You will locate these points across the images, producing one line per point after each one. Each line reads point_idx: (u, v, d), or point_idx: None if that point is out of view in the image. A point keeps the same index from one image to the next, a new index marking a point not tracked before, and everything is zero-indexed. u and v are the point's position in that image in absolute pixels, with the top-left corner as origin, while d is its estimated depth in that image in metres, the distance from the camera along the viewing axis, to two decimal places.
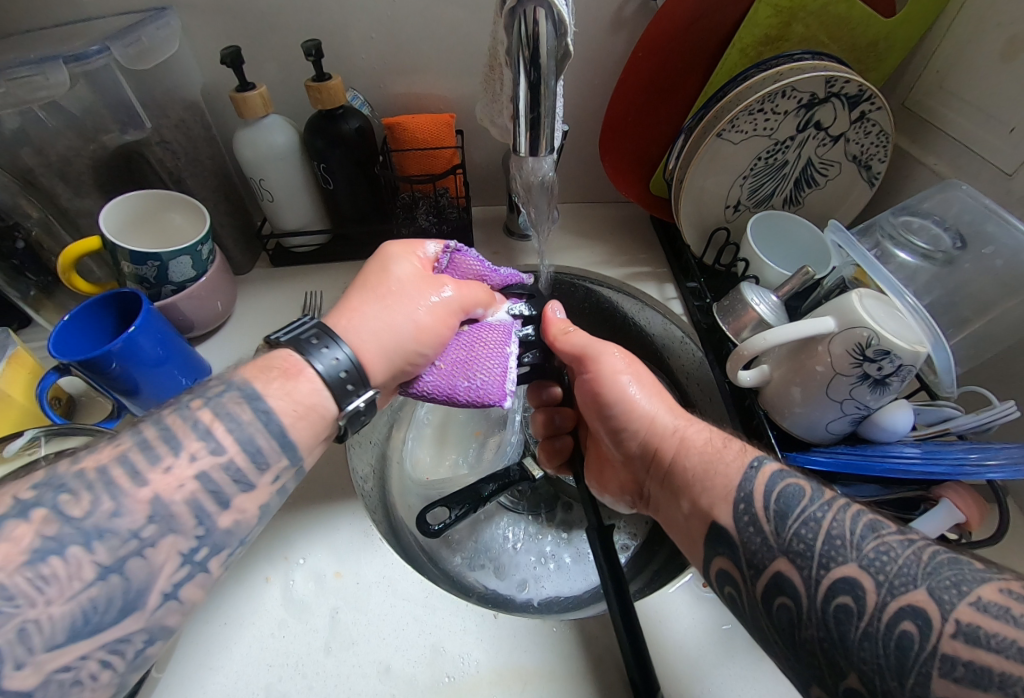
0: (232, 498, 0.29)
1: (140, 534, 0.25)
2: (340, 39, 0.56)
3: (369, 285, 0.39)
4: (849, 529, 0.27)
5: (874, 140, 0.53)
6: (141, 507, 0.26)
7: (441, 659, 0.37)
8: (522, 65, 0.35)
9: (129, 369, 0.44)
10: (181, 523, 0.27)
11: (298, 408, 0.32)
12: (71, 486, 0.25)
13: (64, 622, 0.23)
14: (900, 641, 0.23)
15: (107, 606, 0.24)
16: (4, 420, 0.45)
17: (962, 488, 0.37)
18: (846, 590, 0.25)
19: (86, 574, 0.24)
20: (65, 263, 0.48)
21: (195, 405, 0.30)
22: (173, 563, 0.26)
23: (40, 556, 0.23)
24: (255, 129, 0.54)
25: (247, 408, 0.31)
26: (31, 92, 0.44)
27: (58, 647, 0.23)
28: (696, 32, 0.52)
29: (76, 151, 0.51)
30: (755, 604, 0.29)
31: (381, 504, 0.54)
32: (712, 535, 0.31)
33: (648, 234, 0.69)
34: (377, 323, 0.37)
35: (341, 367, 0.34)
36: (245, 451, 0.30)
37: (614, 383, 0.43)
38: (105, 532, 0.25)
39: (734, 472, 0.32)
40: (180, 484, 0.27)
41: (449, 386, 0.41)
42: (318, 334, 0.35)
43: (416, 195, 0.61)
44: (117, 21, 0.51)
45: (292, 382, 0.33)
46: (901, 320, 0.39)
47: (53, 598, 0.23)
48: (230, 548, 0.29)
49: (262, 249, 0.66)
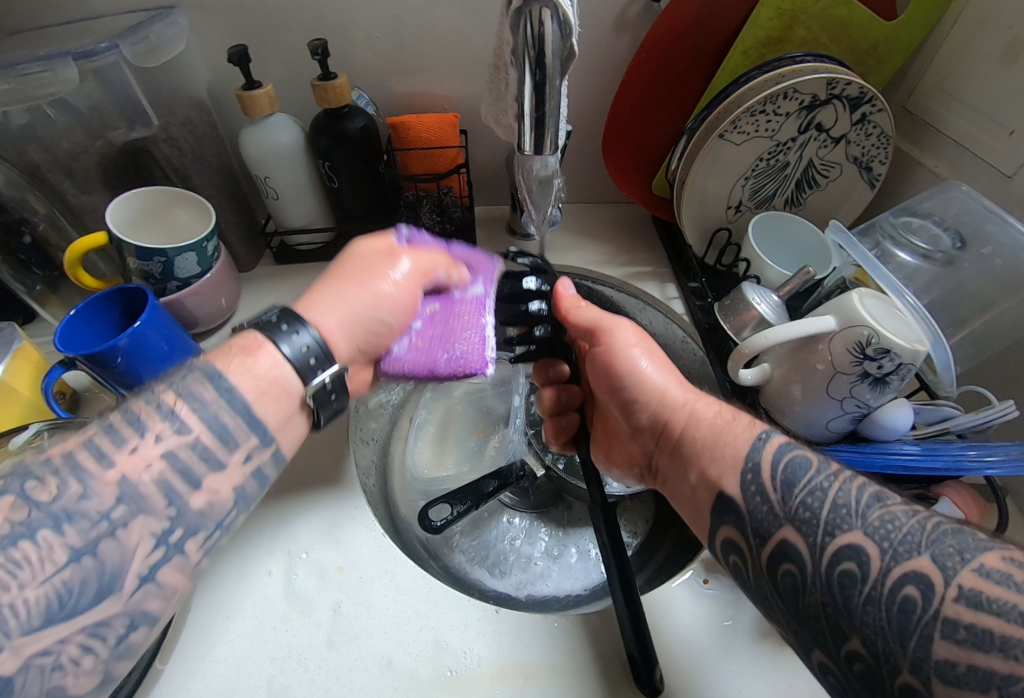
0: (205, 477, 0.28)
1: (110, 516, 0.24)
2: (346, 39, 0.56)
3: (336, 270, 0.40)
4: (855, 498, 0.27)
5: (875, 142, 0.54)
6: (110, 488, 0.25)
7: (443, 654, 0.37)
8: (527, 65, 0.36)
9: (134, 364, 0.44)
10: (152, 503, 0.26)
11: (261, 384, 0.31)
12: (37, 472, 0.24)
13: (39, 606, 0.22)
14: (903, 606, 0.22)
15: (83, 589, 0.23)
16: (8, 414, 0.45)
17: (961, 486, 0.39)
18: (851, 556, 0.24)
19: (58, 557, 0.23)
20: (71, 258, 0.48)
21: (160, 388, 0.29)
22: (147, 544, 0.25)
23: (8, 541, 0.22)
24: (261, 127, 0.55)
25: (210, 386, 0.29)
26: (40, 88, 0.44)
27: (34, 632, 0.22)
28: (699, 34, 0.53)
29: (83, 147, 0.51)
30: (760, 571, 0.29)
31: (383, 501, 0.55)
32: (719, 505, 0.32)
33: (650, 234, 0.69)
34: (335, 302, 0.37)
35: (307, 348, 0.33)
36: (212, 430, 0.29)
37: (627, 356, 0.43)
38: (74, 514, 0.24)
39: (743, 443, 0.33)
40: (148, 463, 0.26)
41: (429, 361, 0.41)
42: (283, 316, 0.33)
43: (419, 195, 0.62)
44: (126, 19, 0.52)
45: (252, 358, 0.31)
46: (900, 318, 0.39)
47: (26, 582, 0.22)
48: (207, 530, 0.28)
49: (266, 247, 0.67)
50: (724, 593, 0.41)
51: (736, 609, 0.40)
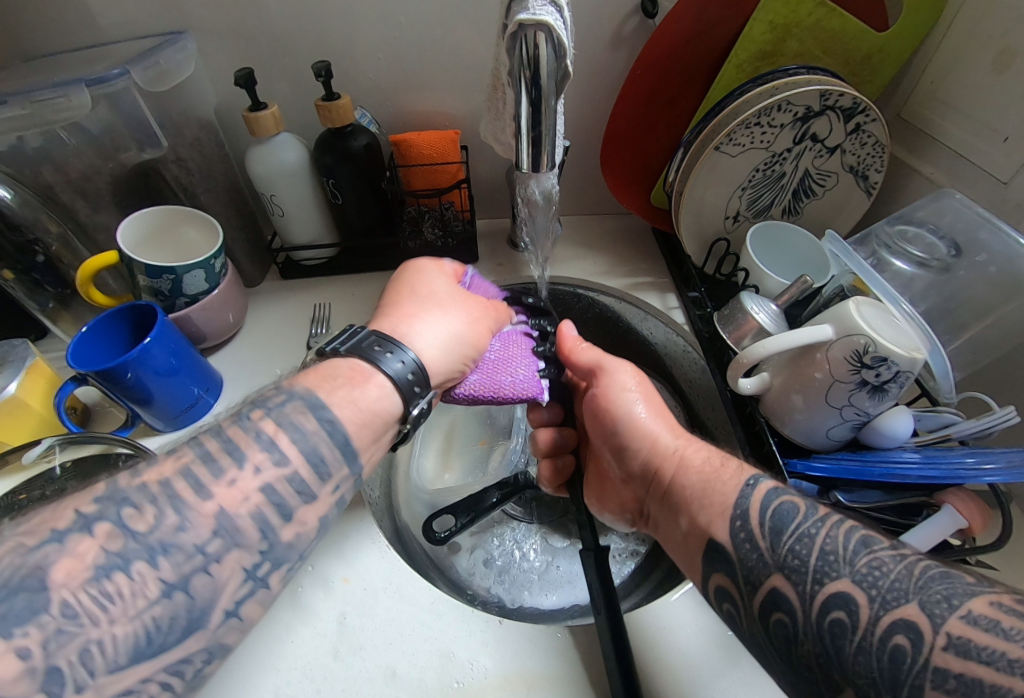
0: (295, 510, 0.29)
1: (205, 549, 0.25)
2: (348, 60, 0.58)
3: (412, 292, 0.43)
4: (842, 545, 0.28)
5: (870, 151, 0.54)
6: (206, 521, 0.26)
7: (450, 664, 0.37)
8: (524, 85, 0.37)
9: (144, 379, 0.45)
10: (246, 538, 0.27)
11: (361, 416, 0.33)
12: (135, 500, 0.25)
13: (127, 642, 0.23)
14: (894, 656, 0.23)
15: (171, 626, 0.24)
16: (21, 429, 0.46)
17: (964, 492, 0.38)
18: (841, 605, 0.25)
19: (150, 591, 0.24)
20: (84, 276, 0.49)
21: (256, 415, 0.30)
22: (236, 579, 0.26)
23: (104, 572, 0.23)
24: (267, 147, 0.56)
25: (311, 417, 0.31)
26: (55, 113, 0.46)
27: (118, 670, 0.22)
28: (693, 49, 0.54)
29: (95, 169, 0.53)
30: (752, 621, 0.29)
31: (388, 510, 0.55)
32: (710, 552, 0.32)
33: (649, 245, 0.70)
34: (437, 333, 0.40)
35: (409, 372, 0.36)
36: (308, 461, 0.30)
37: (620, 401, 0.44)
38: (170, 547, 0.25)
39: (731, 491, 0.33)
40: (245, 497, 0.27)
41: (495, 385, 0.46)
42: (377, 340, 0.37)
43: (422, 210, 0.64)
44: (136, 45, 0.53)
45: (358, 388, 0.34)
46: (897, 326, 0.39)
47: (116, 617, 0.23)
48: (291, 563, 0.29)
49: (272, 262, 0.68)
50: None
51: None
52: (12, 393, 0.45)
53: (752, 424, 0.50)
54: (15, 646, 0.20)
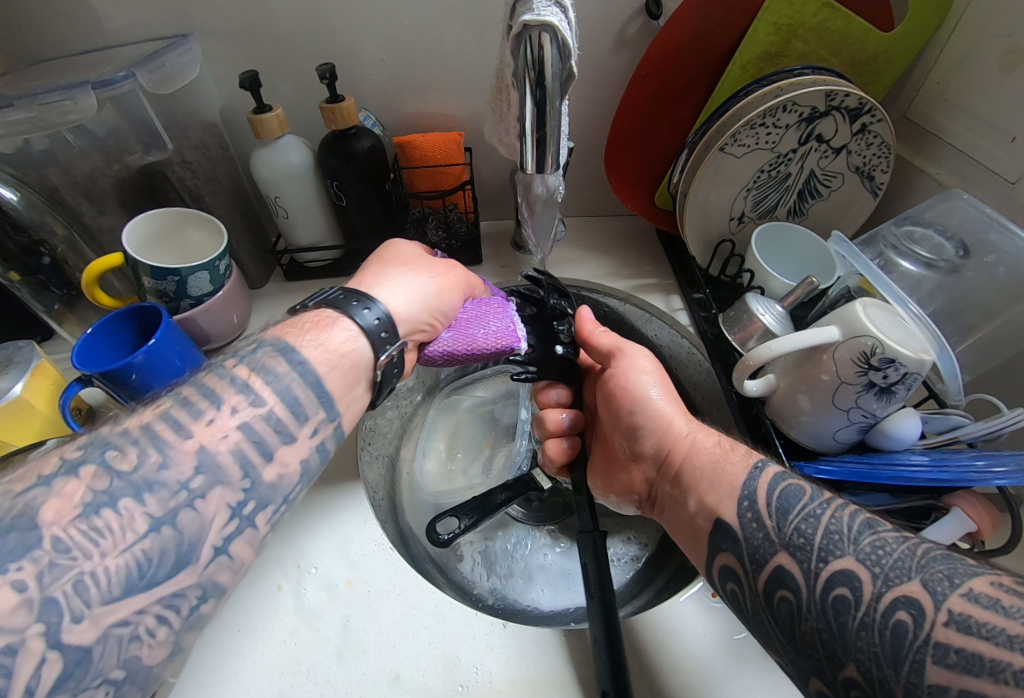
0: (276, 449, 0.30)
1: (189, 486, 0.26)
2: (352, 62, 0.58)
3: (381, 264, 0.45)
4: (847, 525, 0.28)
5: (876, 151, 0.54)
6: (188, 457, 0.27)
7: (454, 669, 0.37)
8: (528, 86, 0.37)
9: (148, 380, 0.45)
10: (228, 475, 0.28)
11: (330, 360, 0.34)
12: (117, 443, 0.26)
13: (120, 574, 0.23)
14: (896, 629, 0.23)
15: (161, 560, 0.25)
16: (26, 429, 0.46)
17: (973, 495, 0.37)
18: (844, 581, 0.25)
19: (138, 526, 0.24)
20: (89, 278, 0.49)
21: (231, 364, 0.32)
22: (223, 516, 0.27)
23: (92, 509, 0.24)
24: (271, 149, 0.56)
25: (282, 360, 0.33)
26: (61, 115, 0.46)
27: (113, 602, 0.23)
28: (697, 50, 0.54)
29: (101, 171, 0.53)
30: (757, 597, 0.29)
31: (391, 512, 0.55)
32: (717, 531, 0.32)
33: (653, 246, 0.70)
34: (403, 289, 0.43)
35: (377, 319, 0.38)
36: (284, 404, 0.31)
37: (637, 383, 0.44)
38: (154, 484, 0.25)
39: (741, 471, 0.34)
40: (224, 436, 0.28)
41: (467, 339, 0.46)
42: (350, 296, 0.38)
43: (426, 212, 0.63)
44: (142, 48, 0.54)
45: (325, 332, 0.36)
46: (906, 328, 0.39)
47: (108, 550, 0.23)
48: (276, 504, 0.30)
49: (276, 264, 0.68)
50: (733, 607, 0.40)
51: None
52: (17, 394, 0.45)
53: (758, 428, 0.50)
54: (11, 579, 0.21)
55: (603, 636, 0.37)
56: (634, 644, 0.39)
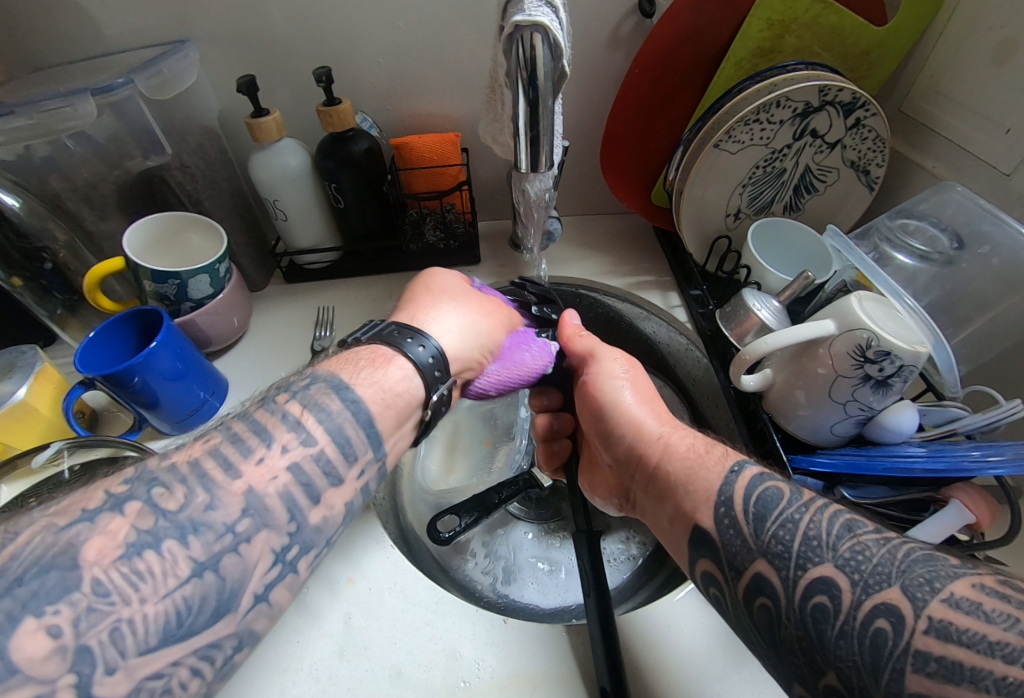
0: (323, 492, 0.30)
1: (234, 528, 0.26)
2: (349, 65, 0.59)
3: (421, 299, 0.45)
4: (826, 530, 0.27)
5: (871, 146, 0.54)
6: (235, 499, 0.27)
7: (457, 664, 0.37)
8: (521, 86, 0.37)
9: (150, 382, 0.45)
10: (274, 518, 0.27)
11: (385, 398, 0.35)
12: (165, 480, 0.26)
13: (157, 623, 0.22)
14: (876, 639, 0.23)
15: (201, 606, 0.24)
16: (30, 434, 0.47)
17: (971, 487, 0.37)
18: (824, 589, 0.25)
19: (180, 570, 0.24)
20: (90, 283, 0.50)
21: (282, 399, 0.32)
22: (265, 561, 0.27)
23: (135, 550, 0.23)
24: (269, 152, 0.57)
25: (336, 398, 0.33)
26: (62, 121, 0.47)
27: (149, 652, 0.22)
28: (691, 48, 0.54)
29: (101, 177, 0.54)
30: (738, 604, 0.29)
31: (393, 514, 0.54)
32: (694, 538, 0.31)
33: (650, 244, 0.70)
34: (451, 325, 0.43)
35: (432, 359, 0.38)
36: (334, 443, 0.31)
37: (609, 387, 0.44)
38: (200, 526, 0.25)
39: (716, 477, 0.32)
40: (273, 476, 0.28)
41: (517, 365, 0.49)
42: (401, 332, 0.39)
43: (423, 212, 0.64)
44: (140, 54, 0.54)
45: (381, 370, 0.36)
46: (900, 320, 0.39)
47: (147, 596, 0.23)
48: (317, 548, 0.29)
49: (276, 266, 0.69)
50: None
51: None
52: (23, 397, 0.46)
53: (755, 421, 0.50)
54: (46, 624, 0.20)
55: (597, 634, 0.37)
56: (633, 644, 0.39)
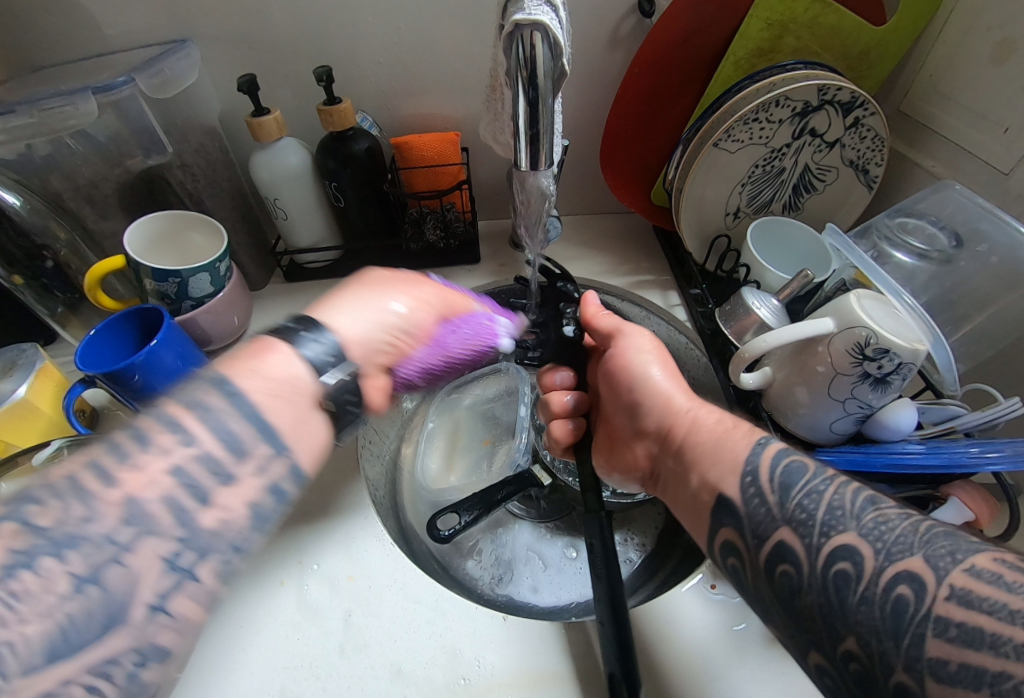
0: (213, 492, 0.26)
1: (117, 538, 0.23)
2: (349, 65, 0.59)
3: (348, 284, 0.40)
4: (849, 502, 0.27)
5: (869, 145, 0.54)
6: (113, 509, 0.23)
7: (458, 662, 0.37)
8: (521, 85, 0.37)
9: (150, 381, 0.46)
10: (160, 525, 0.24)
11: (273, 392, 0.30)
12: (40, 496, 0.23)
13: (43, 641, 0.20)
14: (896, 605, 0.23)
15: (88, 623, 0.21)
16: (31, 431, 0.47)
17: (971, 485, 0.38)
18: (845, 556, 0.25)
19: (59, 588, 0.21)
20: (91, 281, 0.50)
21: (168, 400, 0.28)
22: (157, 570, 0.23)
23: (7, 572, 0.21)
24: (270, 151, 0.57)
25: (217, 394, 0.28)
26: (62, 120, 0.47)
27: (35, 671, 0.20)
28: (690, 48, 0.54)
29: (102, 176, 0.54)
30: (758, 576, 0.28)
31: (392, 510, 0.57)
32: (718, 507, 0.31)
33: (650, 243, 0.70)
34: (356, 316, 0.37)
35: (329, 356, 0.33)
36: (223, 441, 0.27)
37: (636, 361, 0.44)
38: (77, 540, 0.22)
39: (742, 448, 0.33)
40: (153, 481, 0.24)
41: (442, 351, 0.44)
42: (301, 325, 0.33)
43: (424, 211, 0.64)
44: (141, 54, 0.55)
45: (263, 362, 0.31)
46: (898, 318, 0.39)
47: (26, 616, 0.20)
48: (222, 553, 0.25)
49: (277, 266, 0.69)
50: (732, 599, 0.41)
51: (747, 613, 0.40)
52: (22, 395, 0.46)
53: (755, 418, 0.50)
54: None
55: (608, 625, 0.37)
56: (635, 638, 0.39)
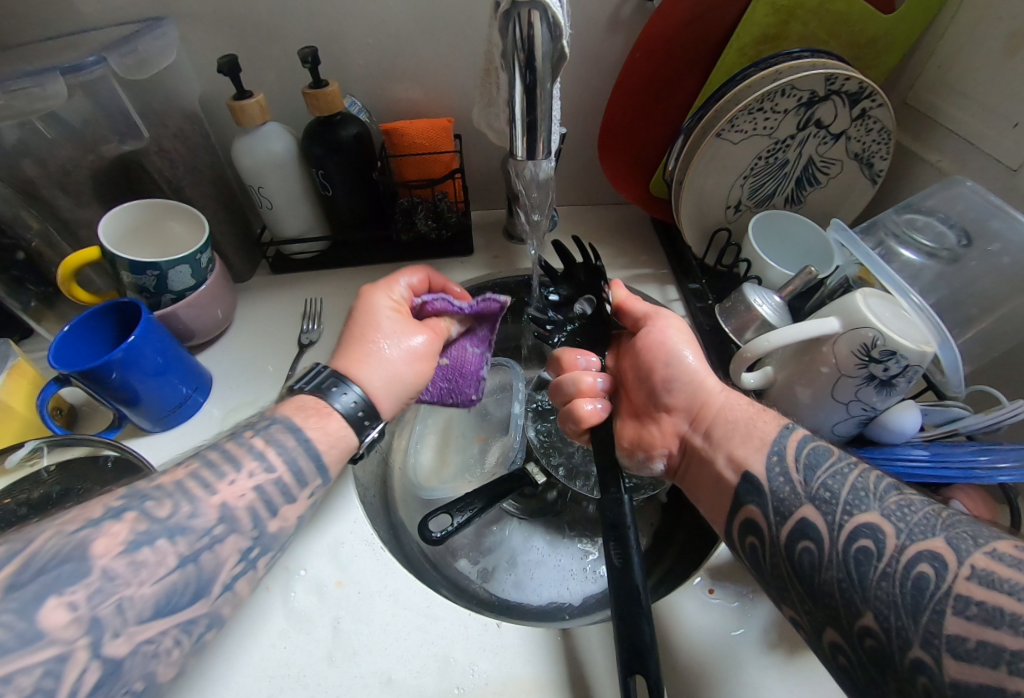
0: (281, 507, 0.33)
1: (212, 531, 0.30)
2: (337, 46, 0.56)
3: (359, 332, 0.41)
4: (874, 485, 0.29)
5: (876, 137, 0.53)
6: (213, 509, 0.30)
7: (451, 670, 0.36)
8: (517, 69, 0.35)
9: (129, 378, 0.43)
10: (241, 524, 0.31)
11: (330, 439, 0.36)
12: (154, 496, 0.30)
13: (151, 601, 0.26)
14: (917, 582, 0.24)
15: (184, 591, 0.28)
16: (6, 433, 0.44)
17: (974, 489, 0.38)
18: (868, 534, 0.26)
19: (169, 562, 0.28)
20: (64, 273, 0.47)
21: (249, 433, 0.35)
22: (234, 558, 0.30)
23: (134, 546, 0.27)
24: (253, 137, 0.54)
25: (292, 435, 0.35)
26: (30, 103, 0.44)
27: (144, 622, 0.26)
28: (692, 33, 0.52)
29: (75, 162, 0.51)
30: (776, 553, 0.30)
31: (382, 510, 0.55)
32: (744, 486, 0.33)
33: (648, 235, 0.69)
34: (381, 372, 0.40)
35: (355, 403, 0.37)
36: (290, 470, 0.34)
37: (677, 338, 0.42)
38: (184, 528, 0.29)
39: (772, 428, 0.35)
40: (242, 494, 0.32)
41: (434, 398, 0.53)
42: (332, 377, 0.38)
43: (415, 200, 0.62)
44: (114, 31, 0.51)
45: (325, 419, 0.36)
46: (905, 318, 0.38)
47: (144, 580, 0.26)
48: (275, 550, 0.33)
49: (263, 257, 0.67)
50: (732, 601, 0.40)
51: (745, 617, 0.39)
52: None
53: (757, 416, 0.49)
54: (65, 600, 0.24)
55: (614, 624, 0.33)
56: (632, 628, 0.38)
